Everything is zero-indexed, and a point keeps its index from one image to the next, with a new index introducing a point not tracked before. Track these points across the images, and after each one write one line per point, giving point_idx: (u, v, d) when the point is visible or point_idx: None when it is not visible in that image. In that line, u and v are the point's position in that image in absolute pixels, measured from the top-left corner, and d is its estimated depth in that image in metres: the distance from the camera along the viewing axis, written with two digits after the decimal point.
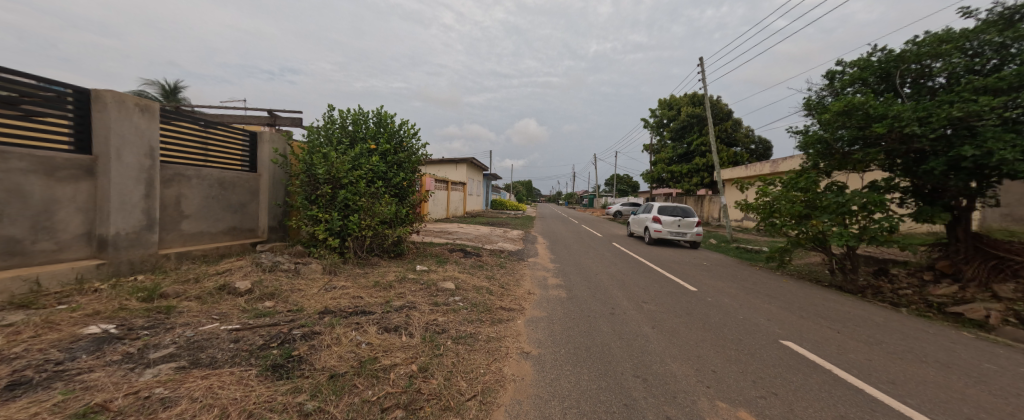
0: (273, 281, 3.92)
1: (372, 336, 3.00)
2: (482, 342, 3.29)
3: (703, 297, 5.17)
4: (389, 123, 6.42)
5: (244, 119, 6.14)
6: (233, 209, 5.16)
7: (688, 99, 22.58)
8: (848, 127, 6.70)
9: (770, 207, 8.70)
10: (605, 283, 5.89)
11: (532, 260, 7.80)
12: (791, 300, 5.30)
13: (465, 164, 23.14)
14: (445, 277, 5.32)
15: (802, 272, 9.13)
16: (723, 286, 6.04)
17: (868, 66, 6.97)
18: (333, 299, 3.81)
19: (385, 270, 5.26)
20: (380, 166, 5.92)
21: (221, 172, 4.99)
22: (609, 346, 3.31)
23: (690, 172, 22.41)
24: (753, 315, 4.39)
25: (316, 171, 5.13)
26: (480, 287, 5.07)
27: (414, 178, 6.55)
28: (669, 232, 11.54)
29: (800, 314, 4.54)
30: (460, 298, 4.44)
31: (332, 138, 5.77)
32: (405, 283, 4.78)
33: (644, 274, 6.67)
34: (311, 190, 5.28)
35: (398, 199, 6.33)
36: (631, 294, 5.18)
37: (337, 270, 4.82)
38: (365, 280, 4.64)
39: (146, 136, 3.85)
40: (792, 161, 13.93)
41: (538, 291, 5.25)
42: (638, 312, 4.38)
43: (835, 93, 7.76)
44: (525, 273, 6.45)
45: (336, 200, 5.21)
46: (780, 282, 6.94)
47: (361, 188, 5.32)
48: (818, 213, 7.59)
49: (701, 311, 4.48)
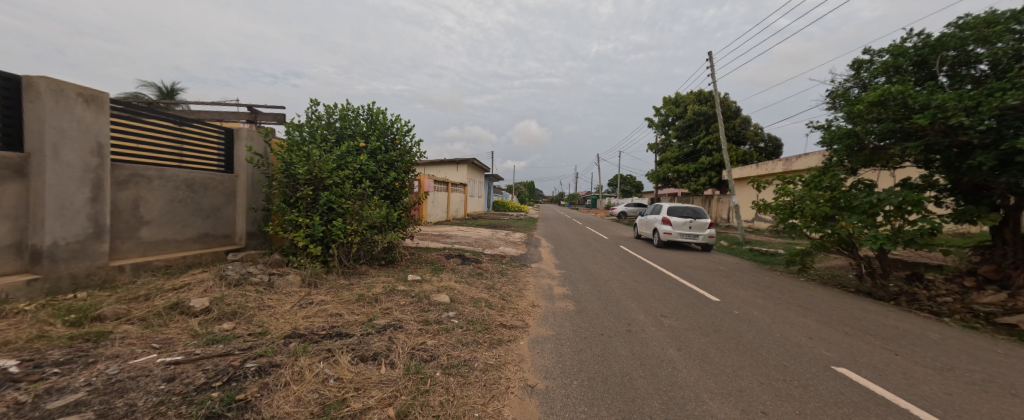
0: (238, 296, 3.40)
1: (344, 369, 2.46)
2: (478, 373, 2.74)
3: (729, 310, 4.61)
4: (381, 120, 5.96)
5: (223, 116, 5.65)
6: (205, 213, 4.66)
7: (695, 97, 21.97)
8: (882, 120, 6.11)
9: (791, 207, 8.14)
10: (616, 293, 5.34)
11: (536, 266, 7.26)
12: (828, 311, 4.73)
13: (466, 165, 22.59)
14: (439, 288, 4.78)
15: (824, 277, 8.52)
16: (748, 295, 5.47)
17: (902, 53, 6.40)
18: (307, 317, 3.28)
19: (373, 280, 4.73)
20: (369, 165, 5.43)
21: (190, 172, 4.49)
22: (630, 377, 2.77)
23: (696, 172, 21.73)
24: (791, 332, 3.84)
25: (295, 170, 4.58)
26: (478, 300, 4.52)
27: (407, 178, 6.08)
28: (680, 234, 10.92)
29: (843, 329, 3.99)
30: (455, 313, 3.90)
31: (315, 135, 5.24)
32: (394, 295, 4.26)
33: (659, 282, 6.11)
34: (290, 191, 4.72)
35: (389, 201, 5.84)
36: (648, 306, 4.64)
37: (318, 281, 4.30)
38: (349, 293, 4.11)
39: (92, 131, 3.36)
40: (808, 159, 13.30)
41: (543, 304, 4.71)
42: (659, 329, 3.83)
43: (862, 84, 7.26)
44: (528, 282, 5.90)
45: (319, 202, 4.68)
46: (807, 289, 6.34)
47: (347, 189, 4.81)
48: (845, 214, 7.02)
49: (730, 328, 3.92)
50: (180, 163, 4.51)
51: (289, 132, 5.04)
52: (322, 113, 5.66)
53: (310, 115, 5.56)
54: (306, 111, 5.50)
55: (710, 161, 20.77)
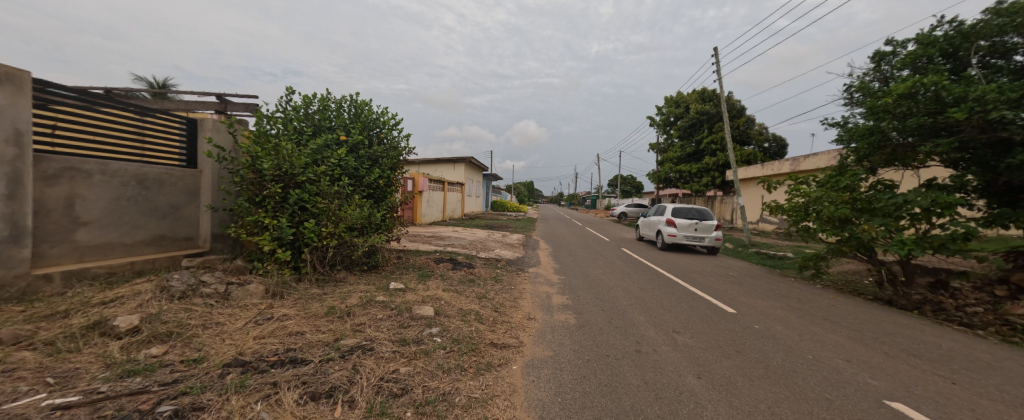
0: (179, 312, 2.88)
1: (286, 412, 1.93)
2: (459, 411, 2.21)
3: (748, 324, 4.12)
4: (365, 112, 5.48)
5: (188, 106, 5.12)
6: (160, 213, 4.14)
7: (697, 96, 21.51)
8: (911, 114, 5.62)
9: (805, 209, 7.63)
10: (621, 303, 4.83)
11: (534, 271, 6.75)
12: (859, 326, 4.23)
13: (464, 163, 22.08)
14: (424, 298, 4.26)
15: (839, 284, 8.05)
16: (766, 306, 4.97)
17: (931, 43, 5.92)
18: (259, 338, 2.76)
19: (350, 289, 4.20)
20: (350, 161, 4.95)
21: (142, 167, 3.98)
22: (647, 415, 2.25)
23: (699, 172, 21.25)
24: (824, 353, 3.34)
25: (261, 165, 4.05)
26: (466, 313, 4.01)
27: (393, 175, 5.59)
28: (685, 236, 10.42)
29: (882, 349, 3.50)
30: (439, 330, 3.38)
31: (288, 127, 4.71)
32: (371, 307, 3.75)
33: (668, 290, 5.60)
34: (255, 188, 4.16)
35: (372, 201, 5.35)
36: (658, 320, 4.14)
37: (284, 292, 3.77)
38: (317, 306, 3.59)
39: (7, 116, 2.87)
40: (818, 159, 12.82)
41: (540, 316, 4.22)
42: (673, 349, 3.33)
43: (884, 77, 6.80)
44: (524, 290, 5.39)
45: (289, 202, 4.16)
46: (827, 298, 5.85)
47: (322, 187, 4.31)
48: (866, 217, 6.51)
49: (753, 348, 3.41)
50: (138, 155, 4.10)
51: (258, 122, 4.50)
52: (299, 102, 5.13)
53: (285, 105, 5.03)
54: (280, 101, 4.97)
55: (712, 161, 20.27)
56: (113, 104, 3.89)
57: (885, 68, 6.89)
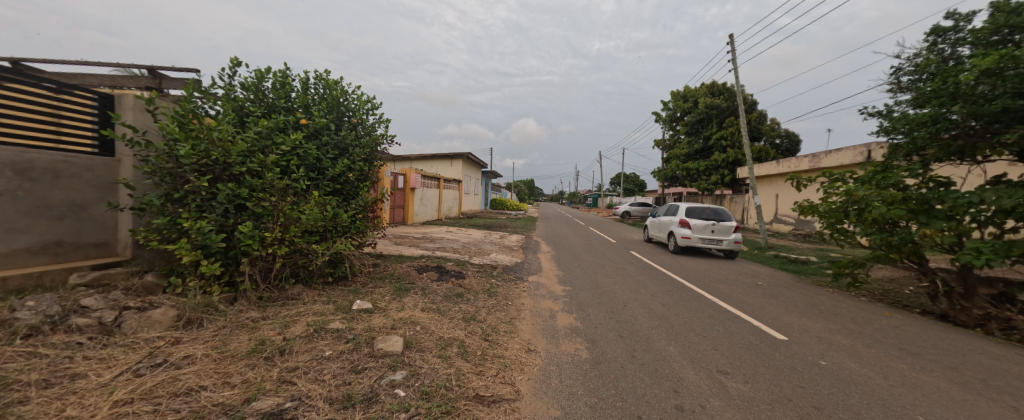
0: (9, 362, 1.95)
1: None
2: None
3: (812, 360, 3.19)
4: (333, 92, 4.57)
5: (113, 82, 4.20)
6: (53, 213, 3.23)
7: (706, 89, 20.65)
8: (1001, 94, 4.72)
9: (843, 210, 6.73)
10: (643, 326, 3.91)
11: (534, 281, 5.83)
12: (956, 362, 3.29)
13: (461, 159, 21.16)
14: (396, 322, 3.34)
15: (878, 294, 7.13)
16: (821, 330, 4.03)
17: (1011, 12, 5.02)
18: (121, 406, 1.81)
19: (299, 312, 3.27)
20: (309, 149, 4.02)
21: (26, 152, 3.08)
22: None
23: (708, 169, 20.30)
24: (939, 412, 2.41)
25: (180, 151, 3.10)
26: (447, 346, 3.06)
27: (365, 167, 4.68)
28: (701, 239, 9.47)
29: (1011, 404, 2.57)
30: (404, 377, 2.45)
31: (228, 105, 3.75)
32: (318, 340, 2.79)
33: (695, 307, 4.67)
34: (172, 181, 3.19)
35: (339, 198, 4.42)
36: (696, 353, 3.21)
37: (203, 319, 2.83)
38: (244, 339, 2.65)
39: None
40: (841, 156, 11.90)
41: (543, 347, 3.29)
42: (732, 405, 2.39)
43: (947, 55, 5.96)
44: (522, 306, 4.49)
45: (221, 198, 3.22)
46: (882, 315, 4.91)
47: (268, 180, 3.41)
48: (923, 219, 5.59)
49: (838, 401, 2.48)
50: (49, 140, 3.32)
51: (187, 98, 3.54)
52: (248, 77, 4.16)
53: (227, 79, 4.05)
54: (221, 73, 3.99)
55: (722, 158, 19.30)
56: (20, 77, 3.11)
57: (942, 46, 6.16)
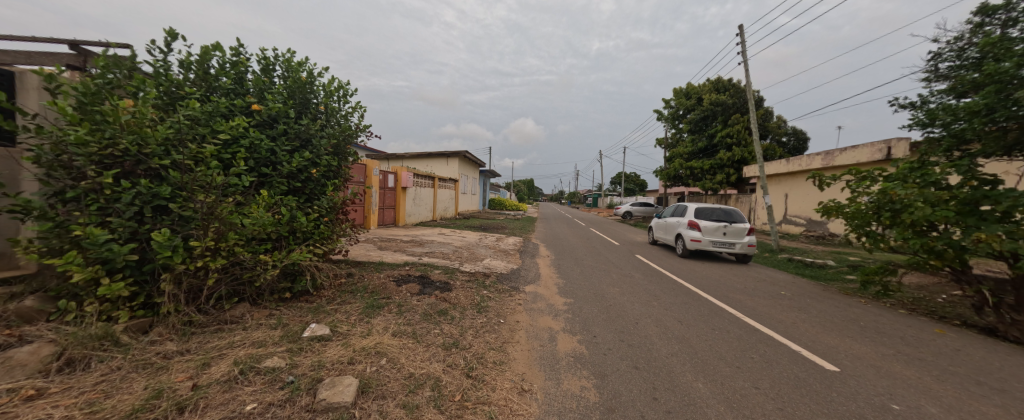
0: None
1: None
2: None
3: (880, 403, 2.52)
4: (295, 73, 3.88)
5: (28, 59, 3.44)
6: None
7: (711, 86, 20.04)
8: None
9: (875, 211, 6.04)
10: (662, 353, 3.23)
11: (532, 292, 5.16)
12: None
13: (458, 158, 20.45)
14: (354, 354, 2.66)
15: (909, 303, 6.47)
16: (874, 356, 3.37)
17: None
18: None
19: (232, 342, 2.59)
20: (259, 140, 3.34)
21: None
22: None
23: (712, 168, 19.69)
24: None
25: (74, 137, 2.40)
26: (417, 389, 2.38)
27: (333, 163, 4.01)
28: (711, 242, 8.80)
29: None
30: None
31: (154, 84, 3.05)
32: (241, 387, 2.11)
33: (718, 326, 3.99)
34: (67, 176, 2.50)
35: (298, 199, 3.73)
36: (735, 395, 2.53)
37: (90, 357, 2.15)
38: (136, 389, 1.96)
39: None
40: (857, 153, 11.29)
41: (540, 386, 2.61)
42: None
43: (995, 37, 5.34)
44: (517, 325, 3.82)
45: (130, 199, 2.53)
46: (935, 333, 4.23)
47: (196, 175, 2.72)
48: (972, 223, 4.91)
49: None
50: None
51: (99, 75, 2.84)
52: (188, 53, 3.45)
53: (161, 55, 3.34)
54: (151, 47, 3.27)
55: (727, 157, 18.70)
56: None
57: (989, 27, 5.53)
